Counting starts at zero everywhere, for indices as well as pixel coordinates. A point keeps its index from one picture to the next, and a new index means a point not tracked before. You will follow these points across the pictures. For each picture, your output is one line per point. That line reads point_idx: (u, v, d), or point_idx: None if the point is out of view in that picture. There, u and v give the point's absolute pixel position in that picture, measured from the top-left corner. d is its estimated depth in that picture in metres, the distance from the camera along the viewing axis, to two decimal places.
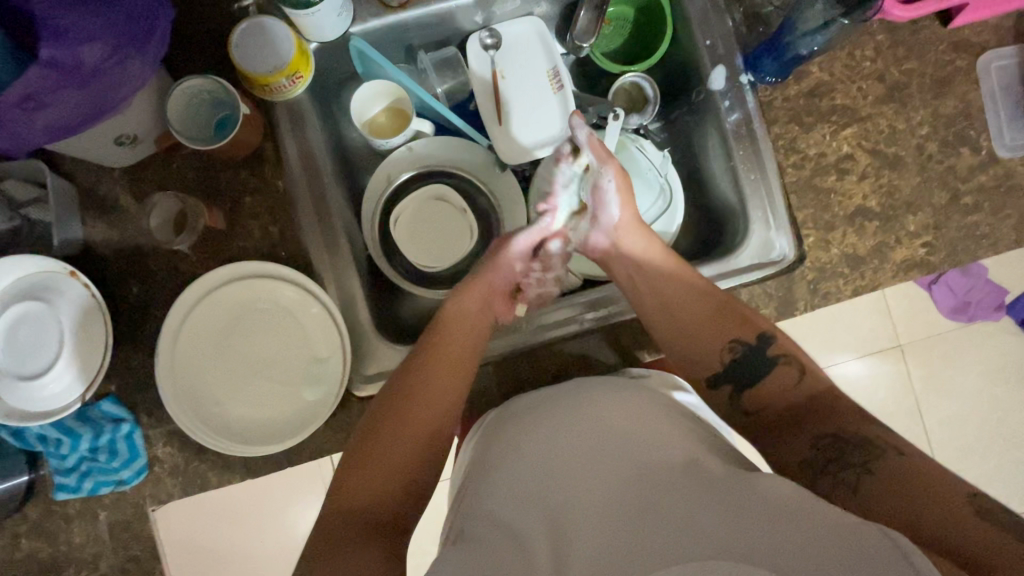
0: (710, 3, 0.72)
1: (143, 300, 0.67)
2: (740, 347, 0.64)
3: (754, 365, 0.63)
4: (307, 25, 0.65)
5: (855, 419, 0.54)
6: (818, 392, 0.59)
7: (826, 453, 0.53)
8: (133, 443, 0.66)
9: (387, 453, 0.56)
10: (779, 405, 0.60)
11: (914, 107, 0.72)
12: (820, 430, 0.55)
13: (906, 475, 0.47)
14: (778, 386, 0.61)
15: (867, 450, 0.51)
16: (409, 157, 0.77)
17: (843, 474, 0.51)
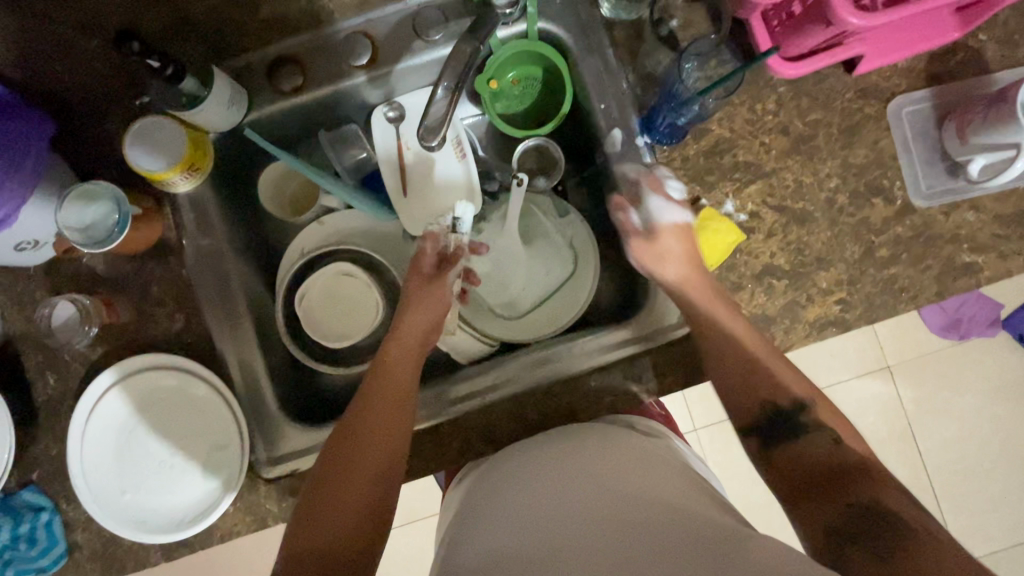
0: (604, 66, 0.71)
1: (57, 392, 0.69)
2: (776, 410, 0.58)
3: (773, 429, 0.58)
4: (199, 121, 0.66)
5: (870, 482, 0.50)
6: (854, 462, 0.53)
7: (840, 522, 0.48)
8: (52, 530, 0.68)
9: (351, 487, 0.54)
10: (807, 466, 0.55)
11: (822, 159, 0.70)
12: (832, 504, 0.50)
13: (924, 539, 0.43)
14: (798, 452, 0.56)
15: (892, 535, 0.44)
16: (320, 232, 0.78)
17: (841, 544, 0.47)
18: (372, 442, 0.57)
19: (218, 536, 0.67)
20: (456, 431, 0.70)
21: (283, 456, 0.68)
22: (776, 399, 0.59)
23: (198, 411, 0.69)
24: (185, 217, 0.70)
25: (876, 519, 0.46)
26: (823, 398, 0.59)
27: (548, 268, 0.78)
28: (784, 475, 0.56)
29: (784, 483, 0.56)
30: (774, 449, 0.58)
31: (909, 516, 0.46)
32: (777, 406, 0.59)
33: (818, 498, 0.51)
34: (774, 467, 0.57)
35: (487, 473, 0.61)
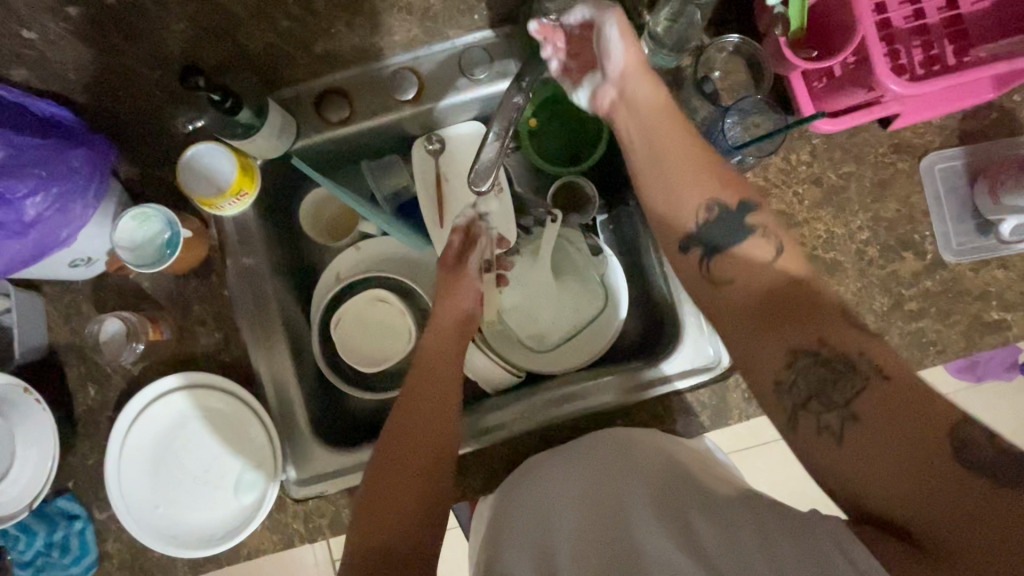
0: None
1: (97, 404, 0.71)
2: (719, 208, 0.52)
3: (720, 231, 0.51)
4: (251, 148, 0.69)
5: (835, 322, 0.43)
6: (786, 285, 0.47)
7: (807, 386, 0.42)
8: (85, 539, 0.70)
9: (397, 489, 0.56)
10: (754, 287, 0.48)
11: (853, 211, 0.71)
12: (799, 340, 0.43)
13: (906, 402, 0.38)
14: (742, 262, 0.49)
15: (853, 383, 0.40)
16: (356, 256, 0.80)
17: (825, 416, 0.41)
18: (419, 458, 0.58)
19: (245, 553, 0.68)
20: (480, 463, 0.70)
21: (311, 478, 0.70)
22: (718, 194, 0.53)
23: (232, 430, 0.71)
24: (229, 239, 0.73)
25: (852, 368, 0.41)
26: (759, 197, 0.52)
27: (577, 303, 0.80)
28: (736, 296, 0.48)
29: (742, 295, 0.48)
30: (715, 257, 0.51)
31: (882, 357, 0.41)
32: (726, 204, 0.52)
33: (762, 335, 0.45)
34: (720, 285, 0.50)
35: (517, 482, 0.62)
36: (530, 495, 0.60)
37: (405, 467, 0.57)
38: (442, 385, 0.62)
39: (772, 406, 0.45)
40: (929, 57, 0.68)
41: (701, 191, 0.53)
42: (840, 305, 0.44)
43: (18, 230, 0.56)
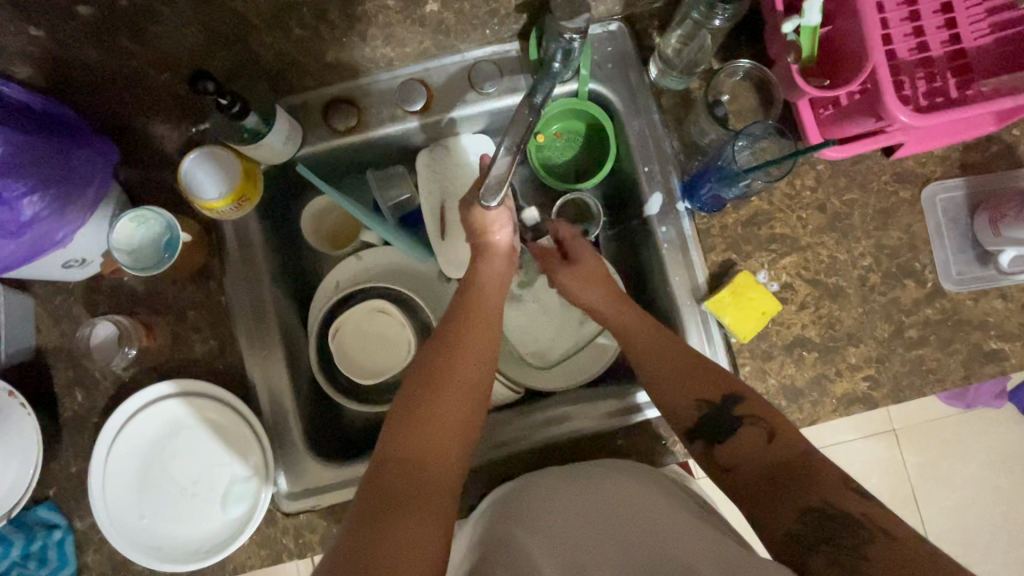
0: (649, 130, 0.73)
1: (84, 409, 0.69)
2: (707, 407, 0.59)
3: (719, 426, 0.58)
4: (256, 154, 0.68)
5: (842, 493, 0.49)
6: (789, 456, 0.53)
7: (818, 534, 0.47)
8: (63, 549, 0.67)
9: (441, 407, 0.55)
10: (753, 468, 0.54)
11: (856, 237, 0.72)
12: (808, 500, 0.49)
13: (912, 559, 0.43)
14: (739, 447, 0.56)
15: (863, 535, 0.45)
16: (357, 266, 0.79)
17: (834, 555, 0.45)
18: (445, 457, 0.53)
19: (230, 569, 0.66)
20: (478, 478, 0.70)
21: (302, 492, 0.68)
22: (706, 394, 0.60)
23: (223, 441, 0.69)
24: (229, 245, 0.71)
25: (861, 524, 0.46)
26: (748, 392, 0.59)
27: (576, 322, 0.80)
28: (742, 475, 0.55)
29: (748, 475, 0.54)
30: (719, 447, 0.57)
31: (893, 526, 0.46)
32: (712, 402, 0.59)
33: (781, 488, 0.51)
34: (729, 470, 0.56)
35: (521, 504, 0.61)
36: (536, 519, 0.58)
37: (451, 389, 0.57)
38: (472, 390, 0.58)
39: (789, 547, 0.48)
40: (932, 89, 0.69)
41: (691, 391, 0.60)
42: (843, 475, 0.51)
43: (14, 231, 0.54)
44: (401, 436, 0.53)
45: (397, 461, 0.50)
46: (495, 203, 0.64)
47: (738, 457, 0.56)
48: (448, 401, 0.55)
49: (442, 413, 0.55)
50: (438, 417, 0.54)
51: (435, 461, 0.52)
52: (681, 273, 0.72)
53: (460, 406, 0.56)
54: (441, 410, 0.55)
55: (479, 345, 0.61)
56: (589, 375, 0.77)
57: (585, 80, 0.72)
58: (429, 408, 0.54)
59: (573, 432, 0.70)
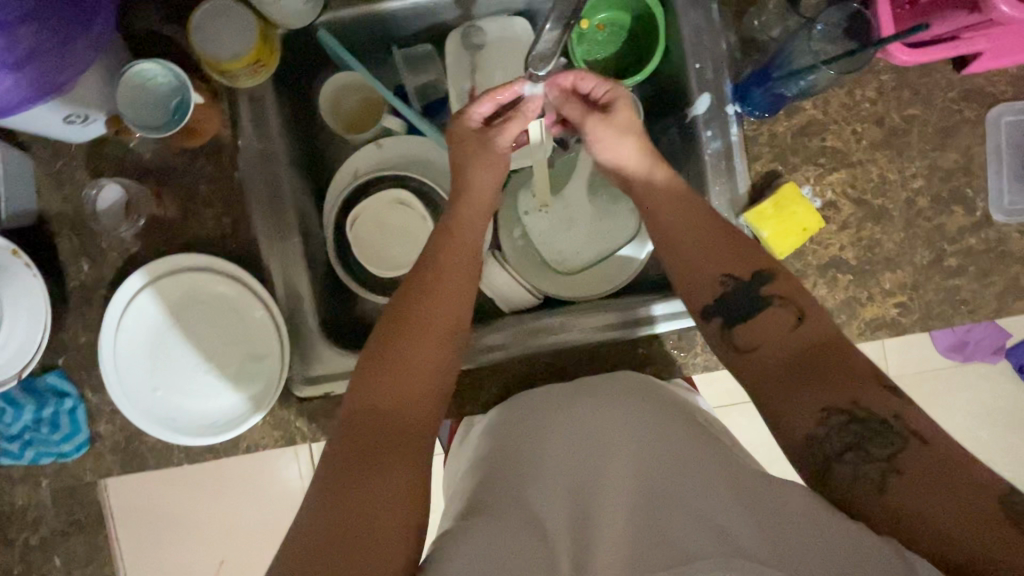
0: (706, 21, 0.67)
1: (92, 279, 0.66)
2: (733, 283, 0.56)
3: (743, 307, 0.55)
4: (272, 10, 0.63)
5: (873, 389, 0.47)
6: (819, 342, 0.51)
7: (842, 442, 0.46)
8: (76, 417, 0.67)
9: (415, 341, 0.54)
10: (775, 355, 0.52)
11: (910, 157, 0.68)
12: (832, 400, 0.47)
13: (941, 465, 0.42)
14: (763, 332, 0.53)
15: (893, 440, 0.45)
16: (377, 154, 0.74)
17: (863, 466, 0.45)
18: (423, 381, 0.53)
19: (244, 446, 0.67)
20: (495, 378, 0.69)
21: (318, 377, 0.67)
22: (733, 270, 0.57)
23: (233, 320, 0.67)
24: (243, 116, 0.66)
25: (891, 429, 0.45)
26: (783, 272, 0.56)
27: (603, 230, 0.76)
28: (760, 360, 0.53)
29: (771, 361, 0.52)
30: (736, 329, 0.55)
31: (922, 427, 0.45)
32: (739, 279, 0.56)
33: (806, 386, 0.49)
34: (746, 353, 0.54)
35: (517, 421, 0.61)
36: (536, 437, 0.58)
37: (423, 321, 0.55)
38: (450, 300, 0.57)
39: (808, 453, 0.48)
40: None
41: (716, 266, 0.57)
42: (869, 369, 0.49)
43: (11, 63, 0.48)
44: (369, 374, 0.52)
45: (374, 400, 0.51)
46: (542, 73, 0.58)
47: (765, 341, 0.53)
48: (420, 324, 0.55)
49: (412, 332, 0.54)
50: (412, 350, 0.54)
51: (411, 397, 0.52)
52: (722, 183, 0.68)
53: (437, 326, 0.56)
54: (417, 334, 0.54)
55: (456, 260, 0.60)
56: (611, 284, 0.75)
57: None
58: (403, 333, 0.54)
59: (597, 336, 0.69)
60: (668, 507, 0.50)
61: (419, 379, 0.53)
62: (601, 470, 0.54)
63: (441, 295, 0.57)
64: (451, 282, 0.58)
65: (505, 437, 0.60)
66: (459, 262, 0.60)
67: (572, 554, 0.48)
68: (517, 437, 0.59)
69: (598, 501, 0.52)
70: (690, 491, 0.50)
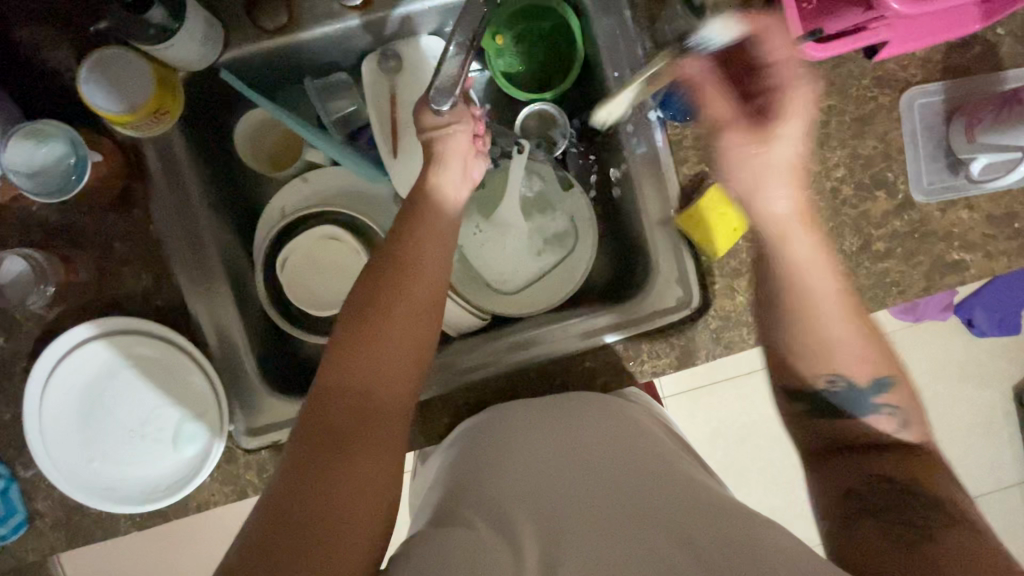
0: (620, 30, 0.67)
1: (8, 353, 0.63)
2: (840, 381, 0.62)
3: (830, 409, 0.63)
4: (166, 56, 0.59)
5: (913, 465, 0.57)
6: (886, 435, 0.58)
7: (874, 526, 0.53)
8: (9, 498, 0.64)
9: (389, 337, 0.52)
10: (849, 463, 0.60)
11: (831, 147, 0.69)
12: (873, 470, 0.58)
13: (961, 550, 0.48)
14: (844, 434, 0.62)
15: (933, 518, 0.51)
16: (304, 189, 0.72)
17: (866, 530, 0.53)
18: (395, 384, 0.52)
19: (192, 508, 0.64)
20: (446, 408, 0.68)
21: (263, 427, 0.65)
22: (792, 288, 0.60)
23: (166, 379, 0.65)
24: (153, 167, 0.63)
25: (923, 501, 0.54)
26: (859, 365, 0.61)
27: (541, 244, 0.75)
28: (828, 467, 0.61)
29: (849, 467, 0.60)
30: (820, 421, 0.63)
31: (952, 508, 0.52)
32: (846, 377, 0.62)
33: (842, 469, 0.60)
34: (826, 455, 0.63)
35: (484, 429, 0.60)
36: (508, 442, 0.57)
37: (397, 317, 0.53)
38: (428, 292, 0.55)
39: (836, 530, 0.56)
40: None
41: (828, 365, 0.62)
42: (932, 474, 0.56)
43: None
44: (338, 365, 0.51)
45: (341, 391, 0.50)
46: (444, 108, 0.59)
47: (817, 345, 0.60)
48: (391, 314, 0.53)
49: (387, 328, 0.52)
50: (385, 346, 0.52)
51: (382, 392, 0.51)
52: (652, 190, 0.68)
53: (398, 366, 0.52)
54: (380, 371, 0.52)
55: (435, 250, 0.56)
56: (555, 298, 0.74)
57: None
58: (376, 331, 0.52)
59: (579, 351, 0.69)
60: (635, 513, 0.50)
61: (396, 372, 0.52)
62: (570, 477, 0.54)
63: (416, 293, 0.54)
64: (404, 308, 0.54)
65: (471, 453, 0.58)
66: (440, 254, 0.57)
67: (540, 558, 0.48)
68: (485, 449, 0.58)
69: (564, 503, 0.52)
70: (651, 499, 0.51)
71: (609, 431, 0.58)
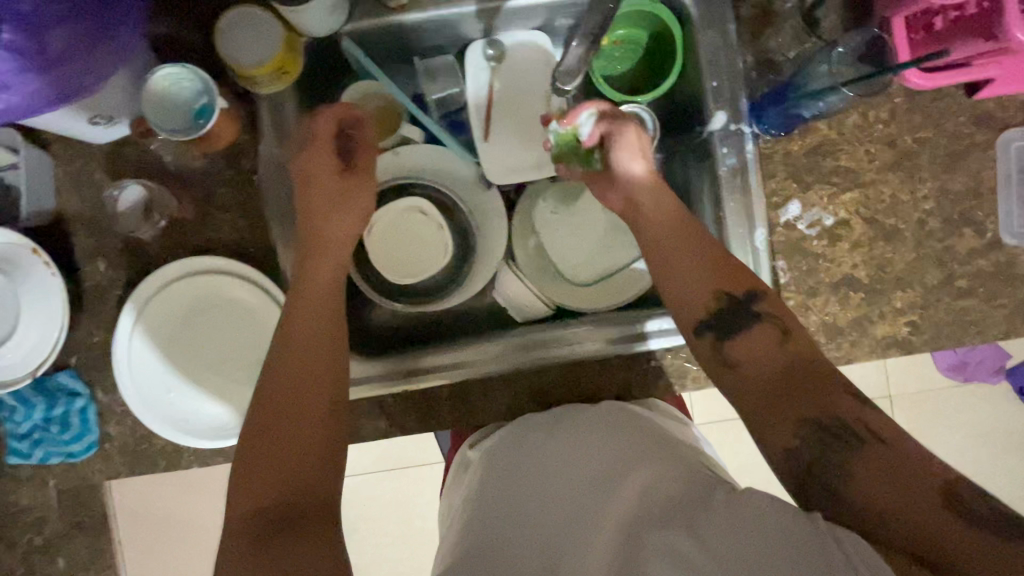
0: (723, 41, 0.68)
1: (107, 278, 0.67)
2: (728, 299, 0.55)
3: (733, 321, 0.54)
4: (297, 21, 0.63)
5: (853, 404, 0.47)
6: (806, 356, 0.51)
7: (810, 453, 0.46)
8: (86, 418, 0.67)
9: (289, 377, 0.52)
10: (756, 374, 0.52)
11: (922, 179, 0.69)
12: (798, 422, 0.48)
13: (907, 466, 0.43)
14: (757, 349, 0.52)
15: (852, 442, 0.45)
16: (395, 161, 0.74)
17: (825, 474, 0.46)
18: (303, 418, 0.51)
19: None
20: (479, 395, 0.69)
21: None
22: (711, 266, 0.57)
23: (246, 324, 0.67)
24: (264, 122, 0.67)
25: (852, 431, 0.46)
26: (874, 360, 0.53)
27: (613, 244, 0.76)
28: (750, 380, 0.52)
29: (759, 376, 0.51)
30: (730, 342, 0.54)
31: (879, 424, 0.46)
32: (734, 296, 0.55)
33: (778, 422, 0.48)
34: (736, 367, 0.53)
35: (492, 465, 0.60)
36: (514, 476, 0.57)
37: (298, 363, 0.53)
38: (321, 323, 0.56)
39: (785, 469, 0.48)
40: None
41: (712, 283, 0.56)
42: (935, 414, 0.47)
43: (42, 64, 0.49)
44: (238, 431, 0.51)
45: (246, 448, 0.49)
46: (568, 87, 0.65)
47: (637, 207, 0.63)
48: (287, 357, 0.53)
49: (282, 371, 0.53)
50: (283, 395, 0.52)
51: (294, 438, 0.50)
52: (737, 201, 0.68)
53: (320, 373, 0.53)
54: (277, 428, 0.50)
55: (325, 287, 0.59)
56: (624, 297, 0.75)
57: None
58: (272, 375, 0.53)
59: (583, 360, 0.69)
60: (637, 521, 0.48)
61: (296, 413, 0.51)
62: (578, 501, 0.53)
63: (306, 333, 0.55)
64: (316, 329, 0.55)
65: (481, 492, 0.57)
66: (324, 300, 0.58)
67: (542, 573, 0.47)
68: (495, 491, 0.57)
69: (575, 526, 0.50)
70: (654, 507, 0.49)
71: (603, 449, 0.57)
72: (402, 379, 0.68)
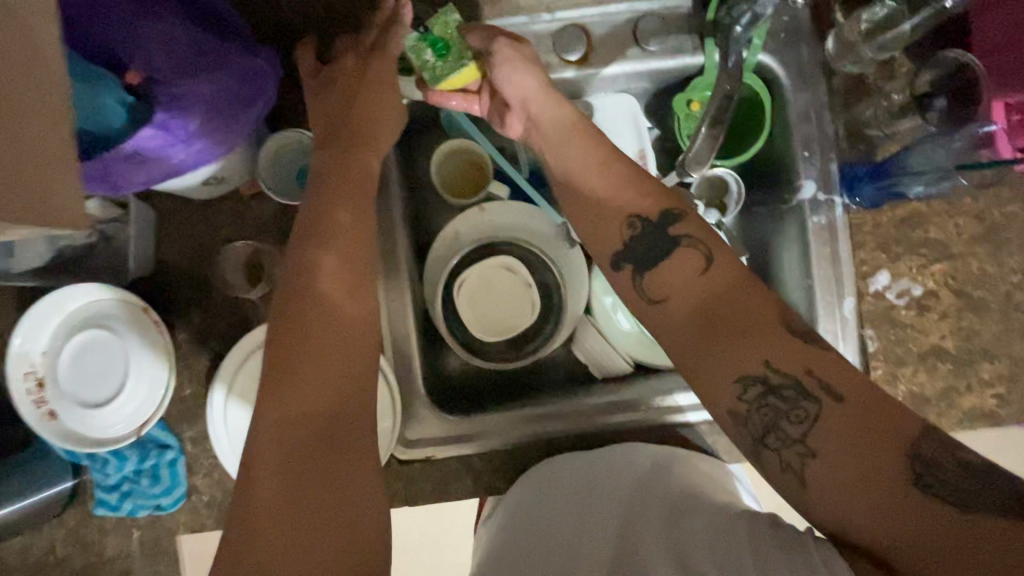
0: (815, 110, 0.69)
1: (204, 329, 0.67)
2: (640, 223, 0.57)
3: (657, 249, 0.55)
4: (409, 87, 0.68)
5: (788, 343, 0.46)
6: (729, 282, 0.50)
7: (761, 418, 0.45)
8: (176, 470, 0.67)
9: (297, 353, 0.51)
10: (684, 303, 0.51)
11: (1010, 252, 0.69)
12: (755, 362, 0.46)
13: (862, 422, 0.41)
14: (674, 274, 0.53)
15: (809, 403, 0.43)
16: (479, 218, 0.75)
17: (784, 452, 0.43)
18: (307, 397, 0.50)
19: None
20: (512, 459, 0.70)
21: (417, 440, 0.68)
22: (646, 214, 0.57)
23: None
24: None
25: (805, 394, 0.43)
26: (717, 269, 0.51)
27: None
28: (668, 309, 0.52)
29: (676, 316, 0.52)
30: (649, 275, 0.54)
31: (834, 378, 0.43)
32: (646, 218, 0.57)
33: (724, 351, 0.47)
34: (661, 300, 0.53)
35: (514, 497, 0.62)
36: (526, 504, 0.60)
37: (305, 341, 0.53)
38: (345, 322, 0.54)
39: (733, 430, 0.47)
40: None
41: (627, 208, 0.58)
42: (777, 314, 0.48)
43: (185, 138, 0.53)
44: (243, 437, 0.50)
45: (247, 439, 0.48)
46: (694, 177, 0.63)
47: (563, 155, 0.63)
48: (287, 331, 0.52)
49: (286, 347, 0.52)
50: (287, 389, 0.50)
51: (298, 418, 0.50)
52: (827, 267, 0.69)
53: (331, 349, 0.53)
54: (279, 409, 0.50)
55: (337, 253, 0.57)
56: None
57: (755, 50, 0.66)
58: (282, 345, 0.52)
59: (605, 427, 0.70)
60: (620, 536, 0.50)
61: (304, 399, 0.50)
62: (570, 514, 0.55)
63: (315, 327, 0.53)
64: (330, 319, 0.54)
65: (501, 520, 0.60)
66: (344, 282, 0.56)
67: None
68: (513, 521, 0.59)
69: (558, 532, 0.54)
70: (651, 514, 0.51)
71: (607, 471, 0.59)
72: (450, 444, 0.68)
